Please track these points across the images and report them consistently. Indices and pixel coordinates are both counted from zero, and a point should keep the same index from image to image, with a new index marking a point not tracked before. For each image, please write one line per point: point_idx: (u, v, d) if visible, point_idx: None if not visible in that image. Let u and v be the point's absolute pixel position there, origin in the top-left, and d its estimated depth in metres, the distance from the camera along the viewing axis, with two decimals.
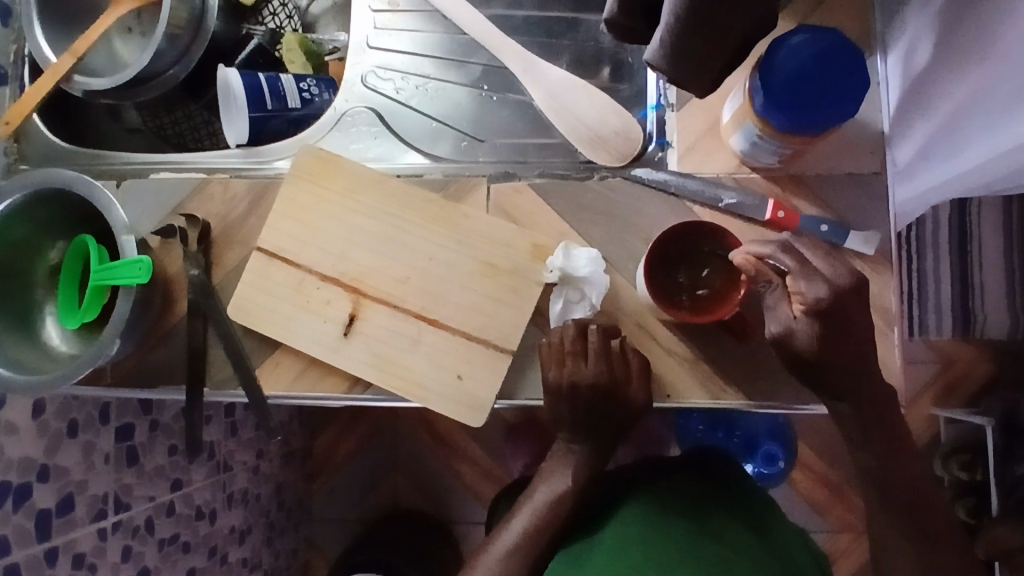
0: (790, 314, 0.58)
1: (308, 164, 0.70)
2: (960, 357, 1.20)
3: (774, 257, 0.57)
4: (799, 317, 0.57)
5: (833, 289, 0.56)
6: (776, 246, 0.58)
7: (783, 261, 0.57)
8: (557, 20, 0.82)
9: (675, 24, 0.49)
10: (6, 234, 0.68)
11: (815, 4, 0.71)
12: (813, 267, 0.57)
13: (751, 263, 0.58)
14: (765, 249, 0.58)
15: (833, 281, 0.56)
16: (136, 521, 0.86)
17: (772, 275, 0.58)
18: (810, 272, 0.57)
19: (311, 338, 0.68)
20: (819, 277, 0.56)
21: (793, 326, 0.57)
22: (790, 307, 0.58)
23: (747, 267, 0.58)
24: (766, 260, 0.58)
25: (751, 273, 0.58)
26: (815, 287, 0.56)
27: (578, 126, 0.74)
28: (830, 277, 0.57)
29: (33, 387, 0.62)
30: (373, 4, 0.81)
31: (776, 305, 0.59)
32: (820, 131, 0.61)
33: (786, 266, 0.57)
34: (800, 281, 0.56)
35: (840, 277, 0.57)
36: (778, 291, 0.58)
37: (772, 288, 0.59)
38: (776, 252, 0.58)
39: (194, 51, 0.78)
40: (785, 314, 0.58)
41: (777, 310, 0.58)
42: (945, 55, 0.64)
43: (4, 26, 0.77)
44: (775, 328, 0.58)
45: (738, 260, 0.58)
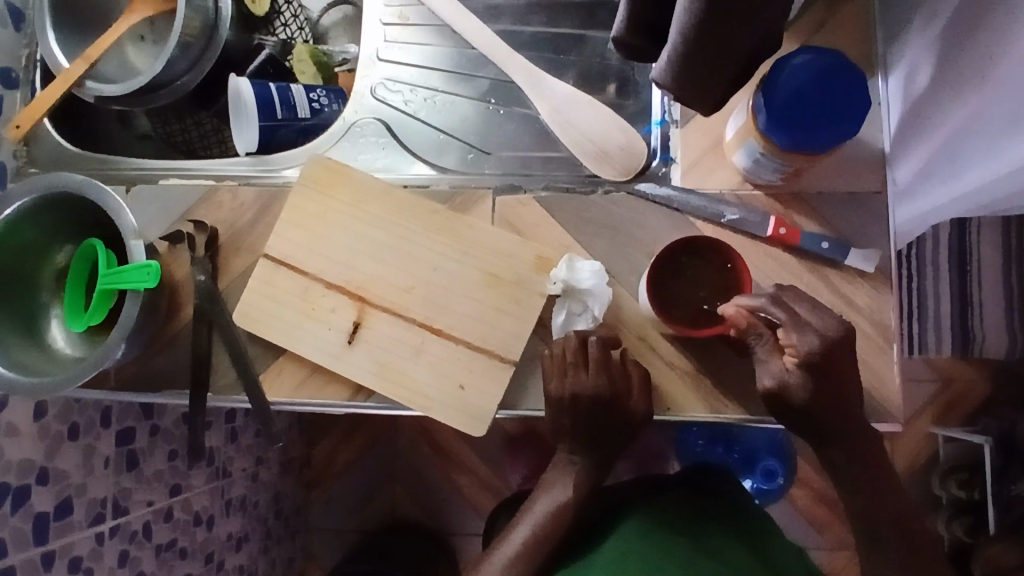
0: (783, 367, 0.60)
1: (317, 173, 0.71)
2: (960, 375, 1.19)
3: (767, 311, 0.59)
4: (791, 369, 0.59)
5: (824, 340, 0.58)
6: (766, 298, 0.59)
7: (774, 314, 0.58)
8: (564, 36, 0.83)
9: (681, 44, 0.50)
10: (15, 237, 0.69)
11: (818, 25, 0.72)
12: (803, 319, 0.59)
13: (742, 316, 0.59)
14: (757, 302, 0.59)
15: (823, 331, 0.58)
16: (134, 526, 0.87)
17: (762, 327, 0.60)
18: (802, 325, 0.58)
19: (315, 345, 0.69)
20: (809, 329, 0.58)
21: (787, 380, 0.59)
22: (780, 358, 0.60)
23: (739, 320, 0.59)
24: (758, 313, 0.59)
25: (744, 327, 0.60)
26: (807, 340, 0.58)
27: (583, 141, 0.75)
28: (820, 328, 0.58)
29: (37, 389, 0.62)
30: (383, 17, 0.83)
31: (766, 359, 0.60)
32: (821, 151, 0.62)
33: (777, 320, 0.58)
34: (793, 334, 0.58)
35: (829, 327, 0.58)
36: (768, 344, 0.60)
37: (764, 339, 0.60)
38: (769, 305, 0.59)
39: (206, 59, 0.79)
40: (778, 366, 0.60)
41: (769, 363, 0.60)
42: (944, 77, 0.65)
43: (17, 30, 0.78)
44: (769, 380, 0.60)
45: (730, 314, 0.59)
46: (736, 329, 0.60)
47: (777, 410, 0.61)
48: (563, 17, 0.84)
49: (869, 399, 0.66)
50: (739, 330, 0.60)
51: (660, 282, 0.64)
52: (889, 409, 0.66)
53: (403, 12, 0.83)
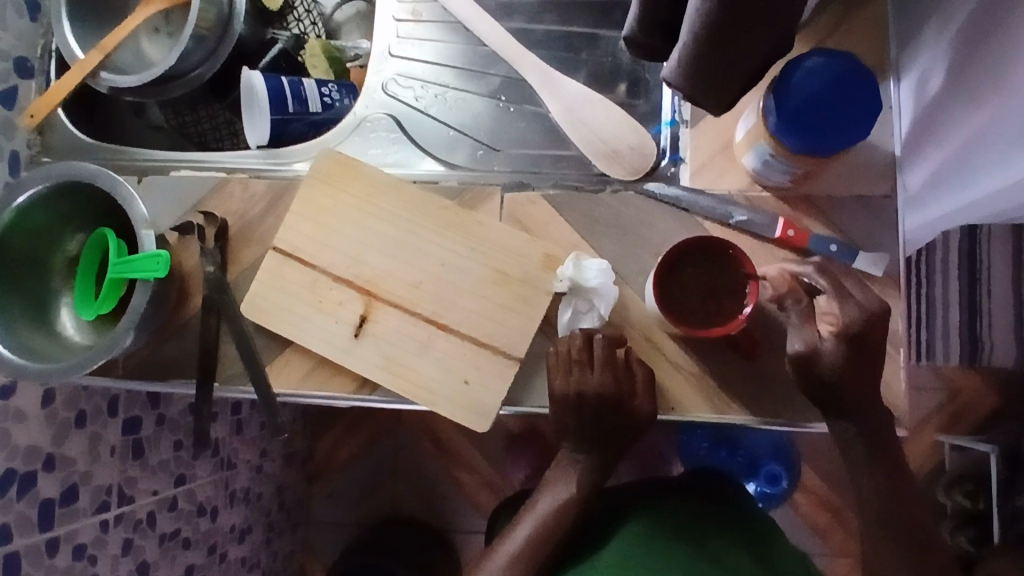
0: (817, 335, 0.61)
1: (328, 167, 0.71)
2: (967, 385, 1.18)
3: (810, 276, 0.62)
4: (825, 339, 0.61)
5: (864, 313, 0.60)
6: (812, 267, 0.63)
7: (817, 280, 0.62)
8: (577, 35, 0.83)
9: (693, 43, 0.50)
10: (27, 224, 0.70)
11: (832, 29, 0.72)
12: (846, 291, 0.61)
13: (785, 278, 0.63)
14: (801, 268, 0.63)
15: (865, 305, 0.61)
16: (138, 514, 0.87)
17: (802, 294, 0.62)
18: (845, 294, 0.61)
19: (322, 338, 0.69)
20: (852, 300, 0.61)
21: (820, 346, 0.60)
22: (813, 328, 0.61)
23: (780, 282, 0.63)
24: (801, 277, 0.62)
25: (784, 289, 0.63)
26: (847, 309, 0.60)
27: (593, 139, 0.75)
28: (862, 300, 0.61)
29: (44, 374, 0.63)
30: (396, 13, 0.83)
31: (800, 325, 0.61)
32: (830, 154, 0.62)
33: (820, 286, 0.62)
34: (833, 301, 0.61)
35: (870, 302, 0.61)
36: (803, 311, 0.62)
37: (800, 305, 0.62)
38: (812, 271, 0.62)
39: (220, 52, 0.80)
40: (811, 333, 0.61)
41: (802, 329, 0.61)
42: (956, 82, 0.65)
43: (33, 19, 0.79)
44: (799, 345, 0.61)
45: (773, 273, 0.63)
46: (774, 292, 0.63)
47: (807, 383, 0.62)
48: (575, 16, 0.84)
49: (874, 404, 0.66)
50: (779, 293, 0.63)
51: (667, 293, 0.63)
52: (894, 414, 0.65)
53: (416, 9, 0.83)
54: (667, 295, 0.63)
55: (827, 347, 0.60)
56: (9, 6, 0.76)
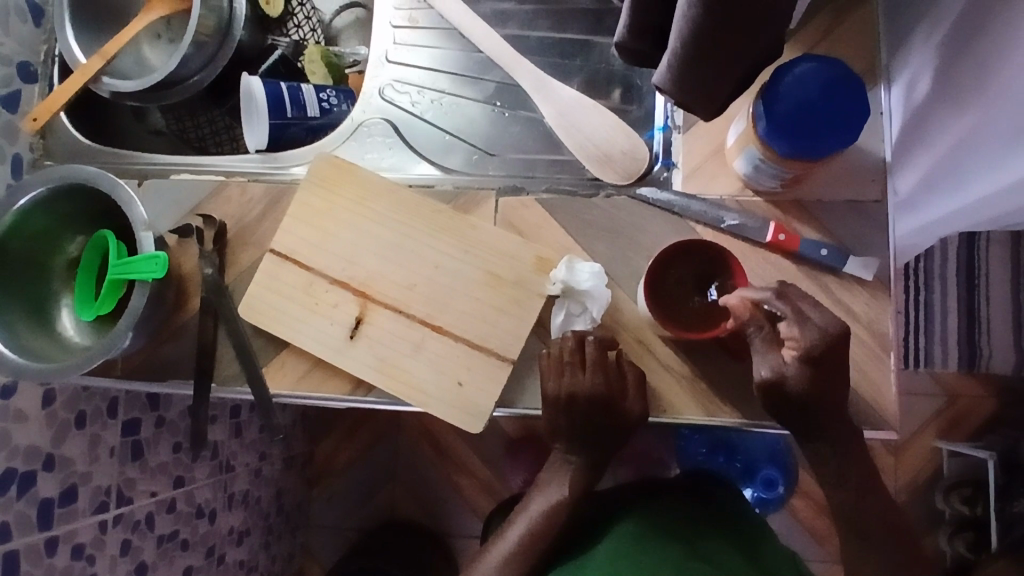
0: (781, 360, 0.60)
1: (324, 170, 0.72)
2: (965, 391, 1.18)
3: (771, 304, 0.59)
4: (789, 362, 0.60)
5: (824, 334, 0.58)
6: (770, 292, 0.60)
7: (776, 307, 0.59)
8: (571, 41, 0.84)
9: (682, 48, 0.51)
10: (29, 227, 0.71)
11: (822, 35, 0.73)
12: (806, 314, 0.59)
13: (745, 307, 0.60)
14: (760, 294, 0.60)
15: (823, 327, 0.59)
16: (137, 515, 0.88)
17: (763, 320, 0.60)
18: (805, 319, 0.59)
19: (318, 339, 0.70)
20: (812, 324, 0.59)
21: (784, 371, 0.59)
22: (778, 352, 0.60)
23: (741, 311, 0.60)
24: (762, 305, 0.60)
25: (744, 317, 0.60)
26: (808, 333, 0.59)
27: (587, 144, 0.76)
28: (821, 323, 0.59)
29: (44, 374, 0.64)
30: (393, 20, 0.84)
31: (765, 351, 0.60)
32: (819, 158, 0.62)
33: (780, 313, 0.59)
34: (795, 326, 0.59)
35: (829, 321, 0.59)
36: (766, 336, 0.60)
37: (762, 332, 0.60)
38: (771, 299, 0.59)
39: (220, 58, 0.81)
40: (776, 358, 0.60)
41: (766, 356, 0.60)
42: (944, 88, 0.66)
43: (37, 26, 0.81)
44: (765, 371, 0.60)
45: (732, 303, 0.60)
46: (735, 320, 0.61)
47: (773, 403, 0.61)
48: (570, 23, 0.85)
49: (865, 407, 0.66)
50: (739, 321, 0.60)
51: (660, 287, 0.64)
52: (884, 417, 0.66)
53: (413, 16, 0.84)
54: (660, 290, 0.64)
55: (791, 372, 0.59)
56: (13, 13, 0.78)
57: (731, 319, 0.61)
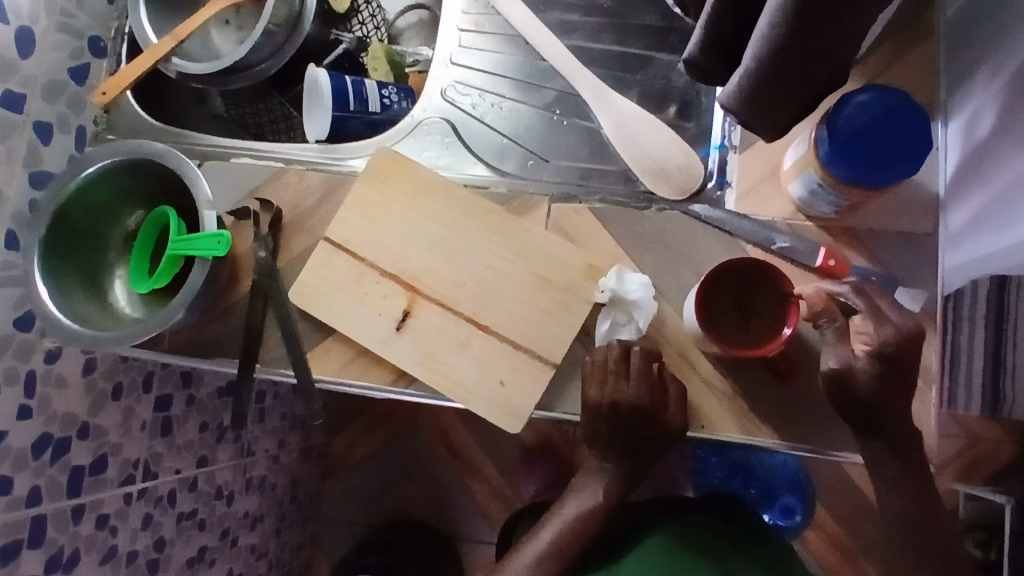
0: (851, 353, 0.63)
1: (383, 164, 0.74)
2: (984, 435, 1.20)
3: (844, 296, 0.63)
4: (859, 357, 0.63)
5: (900, 333, 0.62)
6: (848, 287, 0.64)
7: (852, 301, 0.63)
8: (632, 56, 0.86)
9: (755, 69, 0.52)
10: (92, 198, 0.73)
11: (884, 67, 0.74)
12: (883, 312, 0.63)
13: (820, 297, 0.64)
14: (837, 288, 0.64)
15: (901, 327, 0.62)
16: (160, 491, 0.89)
17: (837, 313, 0.64)
18: (880, 317, 0.62)
19: (364, 329, 0.71)
20: (888, 322, 0.62)
21: (852, 364, 0.63)
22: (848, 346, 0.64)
23: (815, 301, 0.64)
24: (836, 298, 0.64)
25: (818, 308, 0.64)
26: (883, 331, 0.62)
27: (643, 158, 0.77)
28: (898, 322, 0.62)
29: (99, 341, 0.66)
30: (460, 23, 0.86)
31: (835, 342, 0.64)
32: (880, 186, 0.63)
33: (855, 307, 0.63)
34: (869, 322, 0.62)
35: (906, 323, 0.62)
36: (838, 330, 0.64)
37: (835, 324, 0.64)
38: (847, 292, 0.64)
39: (288, 48, 0.83)
40: (846, 351, 0.63)
41: (836, 347, 0.64)
42: (1006, 127, 0.66)
43: (111, 4, 0.84)
44: (834, 362, 0.63)
45: (808, 291, 0.64)
46: (808, 310, 0.64)
47: (842, 399, 0.63)
48: (631, 39, 0.86)
49: None
50: (812, 311, 0.64)
51: (711, 297, 0.65)
52: (922, 450, 0.66)
53: (479, 20, 0.86)
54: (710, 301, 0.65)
55: (859, 365, 0.62)
56: None
57: (804, 308, 0.64)
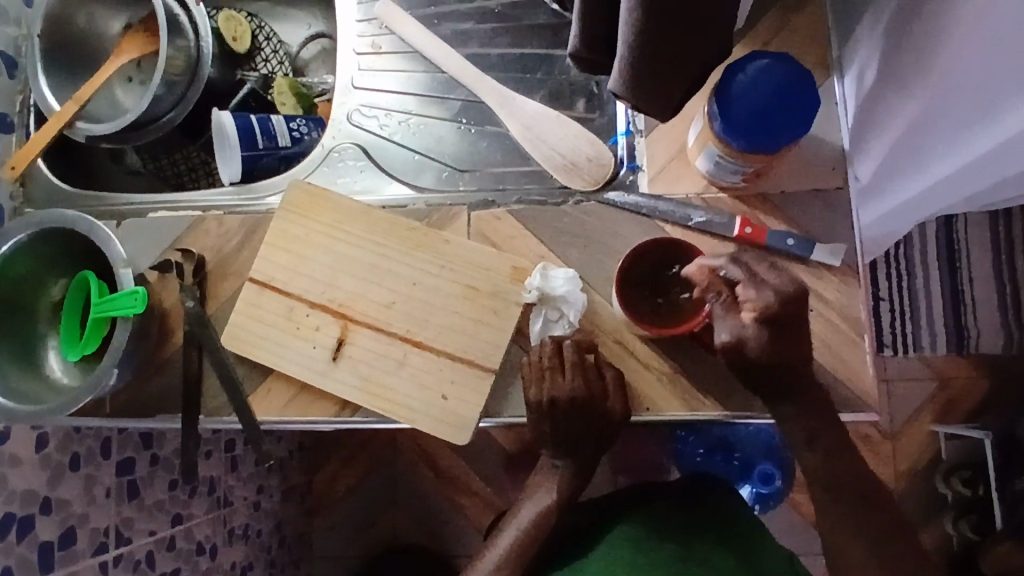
0: (739, 322, 0.59)
1: (297, 197, 0.74)
2: (956, 373, 1.18)
3: (726, 269, 0.60)
4: (747, 324, 0.58)
5: (780, 297, 0.57)
6: (726, 259, 0.60)
7: (732, 272, 0.59)
8: (532, 56, 0.86)
9: (630, 54, 0.52)
10: (12, 273, 0.72)
11: (772, 33, 0.75)
12: (761, 277, 0.59)
13: (703, 275, 0.60)
14: (718, 261, 0.60)
15: (780, 288, 0.58)
16: (137, 555, 0.87)
17: (722, 287, 0.60)
18: (760, 282, 0.58)
19: (301, 363, 0.71)
20: (767, 285, 0.58)
21: (743, 334, 0.58)
22: (736, 317, 0.59)
23: (700, 279, 0.61)
24: (718, 272, 0.60)
25: (703, 284, 0.60)
26: (764, 294, 0.58)
27: (553, 155, 0.78)
28: (776, 284, 0.58)
29: (34, 416, 0.65)
30: (357, 47, 0.86)
31: (724, 315, 0.60)
32: (776, 150, 0.64)
33: (736, 278, 0.59)
34: (750, 289, 0.58)
35: (786, 285, 0.58)
36: (725, 301, 0.60)
37: (721, 299, 0.60)
38: (726, 264, 0.60)
39: (191, 96, 0.83)
40: (734, 320, 0.59)
41: (726, 319, 0.59)
42: (887, 77, 0.68)
43: (11, 77, 0.82)
44: (724, 335, 0.59)
45: (690, 271, 0.61)
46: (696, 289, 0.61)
47: (740, 366, 0.60)
48: (530, 38, 0.87)
49: (845, 390, 0.67)
50: (698, 288, 0.61)
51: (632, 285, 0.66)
52: (864, 400, 0.67)
53: (376, 42, 0.86)
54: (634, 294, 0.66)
55: (750, 333, 0.58)
56: None
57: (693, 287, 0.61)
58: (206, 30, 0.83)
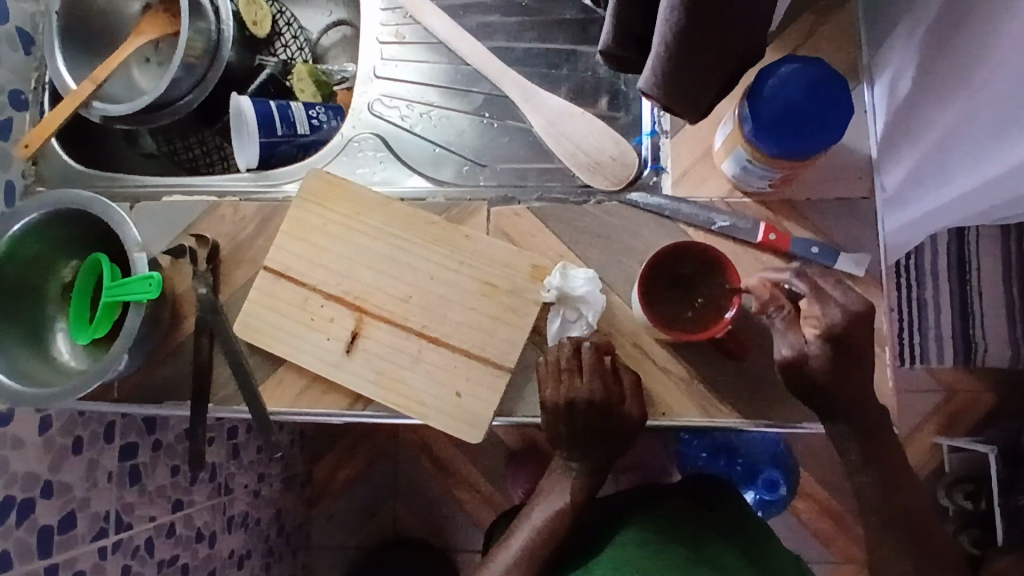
0: (802, 338, 0.61)
1: (316, 186, 0.73)
2: (964, 386, 1.17)
3: (790, 282, 0.62)
4: (811, 342, 0.61)
5: (847, 313, 0.60)
6: (790, 272, 0.63)
7: (797, 286, 0.62)
8: (556, 51, 0.85)
9: (666, 53, 0.51)
10: (23, 252, 0.71)
11: (804, 36, 0.74)
12: (827, 293, 0.61)
13: (767, 287, 0.62)
14: (781, 275, 0.63)
15: (847, 306, 0.60)
16: (137, 540, 0.86)
17: (783, 301, 0.62)
18: (825, 297, 0.61)
19: (315, 355, 0.70)
20: (833, 302, 0.60)
21: (805, 350, 0.60)
22: (797, 334, 0.61)
23: (763, 292, 0.62)
24: (782, 285, 0.62)
25: (767, 296, 0.62)
26: (830, 312, 0.60)
27: (576, 153, 0.77)
28: (844, 302, 0.60)
29: (42, 399, 0.64)
30: (380, 36, 0.85)
31: (786, 331, 0.61)
32: (806, 157, 0.62)
33: (800, 291, 0.62)
34: (816, 304, 0.61)
35: (854, 302, 0.60)
36: (787, 317, 0.61)
37: (783, 313, 0.61)
38: (792, 278, 0.62)
39: (209, 79, 0.82)
40: (796, 337, 0.61)
41: (788, 334, 0.61)
42: (923, 84, 0.67)
43: (27, 53, 0.81)
44: (787, 350, 0.60)
45: (755, 283, 0.63)
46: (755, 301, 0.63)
47: (793, 384, 0.62)
48: (555, 33, 0.86)
49: None
50: (761, 300, 0.62)
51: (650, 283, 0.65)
52: (883, 413, 0.66)
53: (399, 31, 0.85)
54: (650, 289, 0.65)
55: (813, 351, 0.61)
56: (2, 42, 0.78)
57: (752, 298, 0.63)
58: (227, 13, 0.82)
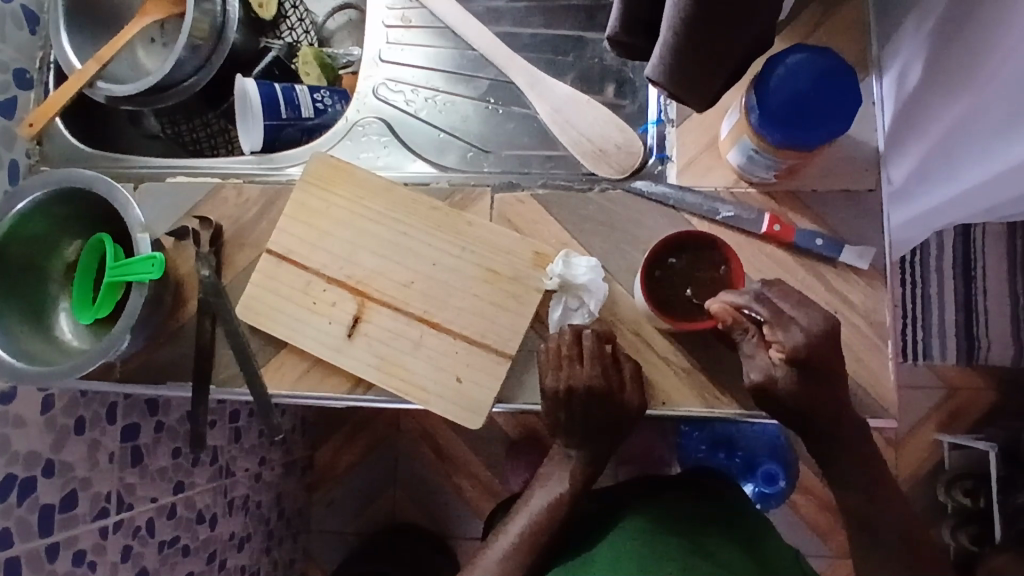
0: (769, 361, 0.61)
1: (320, 170, 0.72)
2: (964, 384, 1.18)
3: (749, 308, 0.60)
4: (777, 364, 0.60)
5: (808, 337, 0.59)
6: (750, 296, 0.60)
7: (757, 312, 0.59)
8: (563, 38, 0.85)
9: (673, 38, 0.51)
10: (26, 231, 0.71)
11: (813, 26, 0.73)
12: (787, 316, 0.59)
13: (727, 313, 0.60)
14: (741, 299, 0.60)
15: (809, 328, 0.59)
16: (137, 521, 0.86)
17: (748, 324, 0.61)
18: (785, 321, 0.59)
19: (317, 338, 0.70)
20: (794, 325, 0.59)
21: (773, 374, 0.61)
22: (767, 353, 0.62)
23: (725, 317, 0.60)
24: (742, 311, 0.60)
25: (729, 323, 0.61)
26: (792, 336, 0.59)
27: (581, 140, 0.77)
28: (805, 324, 0.59)
29: (45, 378, 0.64)
30: (386, 19, 0.84)
31: (754, 354, 0.62)
32: (813, 147, 0.62)
33: (760, 317, 0.60)
34: (777, 331, 0.59)
35: (814, 323, 0.59)
36: (754, 339, 0.62)
37: (749, 336, 0.62)
38: (751, 303, 0.60)
39: (215, 61, 0.81)
40: (763, 360, 0.61)
41: (755, 358, 0.62)
42: (935, 74, 0.66)
43: (32, 32, 0.81)
44: (754, 375, 0.61)
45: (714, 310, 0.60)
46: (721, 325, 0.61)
47: (765, 402, 0.63)
48: (562, 20, 0.85)
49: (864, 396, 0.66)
50: (725, 326, 0.61)
51: (645, 283, 0.64)
52: (883, 406, 0.66)
53: (405, 15, 0.84)
54: (659, 266, 0.64)
55: (780, 373, 0.60)
56: (8, 20, 0.77)
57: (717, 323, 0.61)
58: None
